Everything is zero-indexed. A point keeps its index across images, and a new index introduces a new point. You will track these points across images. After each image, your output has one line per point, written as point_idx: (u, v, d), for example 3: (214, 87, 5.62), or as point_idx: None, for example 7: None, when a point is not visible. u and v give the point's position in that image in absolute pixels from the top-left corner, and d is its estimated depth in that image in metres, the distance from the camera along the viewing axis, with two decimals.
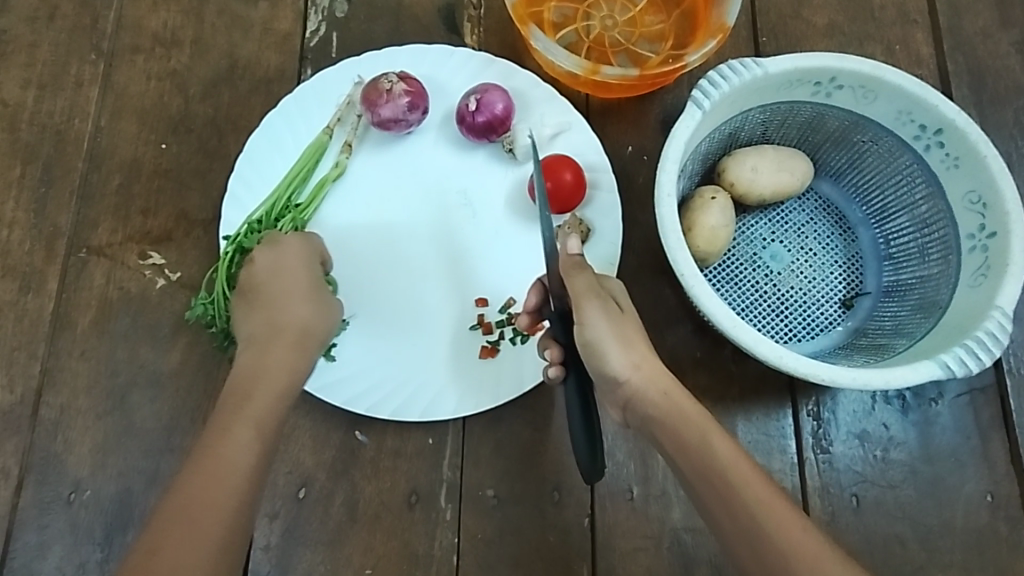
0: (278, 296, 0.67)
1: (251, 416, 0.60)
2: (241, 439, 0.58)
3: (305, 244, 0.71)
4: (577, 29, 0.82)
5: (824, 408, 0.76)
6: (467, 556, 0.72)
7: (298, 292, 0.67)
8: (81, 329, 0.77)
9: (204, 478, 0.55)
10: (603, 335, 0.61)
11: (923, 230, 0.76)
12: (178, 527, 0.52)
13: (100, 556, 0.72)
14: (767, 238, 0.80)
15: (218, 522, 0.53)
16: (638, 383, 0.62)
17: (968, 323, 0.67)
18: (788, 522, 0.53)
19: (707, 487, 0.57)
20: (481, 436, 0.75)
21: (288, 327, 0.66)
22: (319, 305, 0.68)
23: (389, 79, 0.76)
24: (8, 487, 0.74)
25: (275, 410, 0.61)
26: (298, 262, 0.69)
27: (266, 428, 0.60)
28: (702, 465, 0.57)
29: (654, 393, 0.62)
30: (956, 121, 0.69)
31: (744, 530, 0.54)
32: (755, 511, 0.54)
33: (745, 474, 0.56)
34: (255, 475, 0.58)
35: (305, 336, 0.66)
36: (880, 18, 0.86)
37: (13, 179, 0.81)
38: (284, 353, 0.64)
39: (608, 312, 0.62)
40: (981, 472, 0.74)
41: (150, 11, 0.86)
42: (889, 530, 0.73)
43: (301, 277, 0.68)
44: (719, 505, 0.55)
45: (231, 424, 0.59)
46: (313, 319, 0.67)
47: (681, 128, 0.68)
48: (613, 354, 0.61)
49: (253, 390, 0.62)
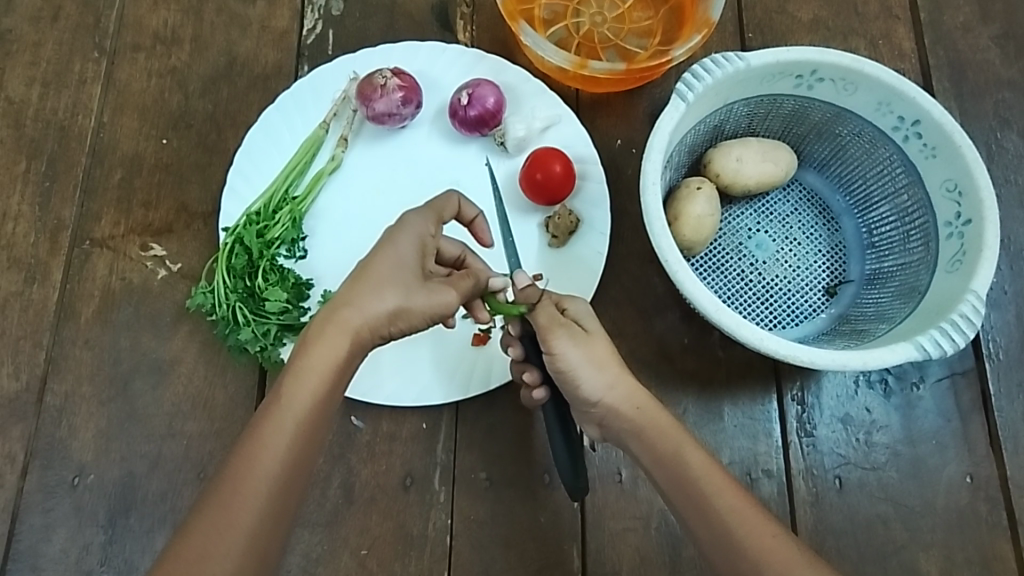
0: (360, 274, 0.60)
1: (303, 402, 0.56)
2: (284, 431, 0.55)
3: (415, 225, 0.63)
4: (567, 25, 0.85)
5: (808, 393, 0.78)
6: (461, 537, 0.75)
7: (381, 274, 0.60)
8: (84, 319, 0.79)
9: (246, 467, 0.54)
10: (578, 363, 0.62)
11: (904, 219, 0.78)
12: (206, 514, 0.53)
13: (104, 538, 0.75)
14: (753, 229, 0.82)
15: (249, 512, 0.53)
16: (614, 402, 0.62)
17: (943, 307, 0.69)
18: (758, 530, 0.54)
19: (681, 497, 0.58)
20: (475, 420, 0.77)
21: (356, 310, 0.59)
22: (401, 296, 0.60)
23: (383, 75, 0.78)
24: (14, 472, 0.76)
25: (324, 403, 0.57)
26: (398, 245, 0.61)
27: (315, 419, 0.56)
28: (674, 475, 0.58)
29: (628, 409, 0.62)
30: (932, 113, 0.71)
31: (716, 536, 0.55)
32: (727, 519, 0.55)
33: (716, 483, 0.57)
34: (304, 466, 0.56)
35: (368, 318, 0.59)
36: (863, 13, 0.88)
37: (18, 173, 0.84)
38: (338, 325, 0.58)
39: (577, 340, 0.62)
40: (961, 454, 0.76)
41: (151, 11, 0.88)
42: (872, 511, 0.75)
43: (394, 266, 0.60)
44: (693, 514, 0.57)
45: (279, 410, 0.56)
46: (391, 304, 0.59)
47: (665, 119, 0.70)
48: (588, 378, 0.62)
49: (298, 361, 0.57)
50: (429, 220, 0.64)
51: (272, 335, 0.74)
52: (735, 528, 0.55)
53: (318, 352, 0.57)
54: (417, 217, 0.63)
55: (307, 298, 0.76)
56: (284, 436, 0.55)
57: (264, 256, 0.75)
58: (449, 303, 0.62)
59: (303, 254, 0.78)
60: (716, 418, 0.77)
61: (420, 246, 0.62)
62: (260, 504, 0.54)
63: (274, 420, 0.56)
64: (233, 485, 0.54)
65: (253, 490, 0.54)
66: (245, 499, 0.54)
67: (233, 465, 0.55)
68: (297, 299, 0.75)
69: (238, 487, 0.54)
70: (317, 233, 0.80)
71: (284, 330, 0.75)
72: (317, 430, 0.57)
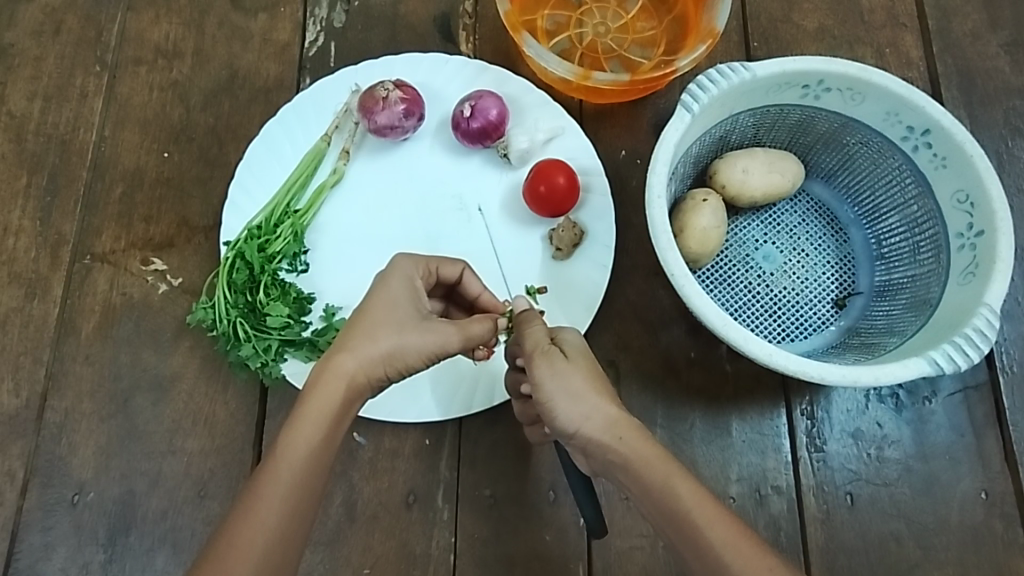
0: (355, 319, 0.60)
1: (301, 451, 0.55)
2: (281, 482, 0.54)
3: (404, 267, 0.63)
4: (570, 36, 0.84)
5: (818, 408, 0.77)
6: (464, 556, 0.73)
7: (376, 317, 0.60)
8: (85, 334, 0.79)
9: (244, 521, 0.53)
10: (554, 391, 0.60)
11: (913, 230, 0.77)
12: (206, 571, 0.52)
13: (104, 556, 0.74)
14: (760, 240, 0.81)
15: (246, 565, 0.52)
16: (590, 433, 0.58)
17: (957, 321, 0.67)
18: (754, 564, 0.51)
19: (674, 529, 0.54)
20: (478, 436, 0.76)
21: (349, 357, 0.58)
22: (399, 335, 0.59)
23: (384, 87, 0.77)
24: (14, 489, 0.75)
25: (320, 453, 0.55)
26: (390, 288, 0.62)
27: (312, 469, 0.55)
28: (664, 506, 0.55)
29: (608, 439, 0.58)
30: (942, 122, 0.70)
31: (711, 570, 0.52)
32: (720, 552, 0.52)
33: (710, 514, 0.53)
34: (303, 514, 0.55)
35: (367, 361, 0.58)
36: (870, 21, 0.86)
37: (20, 188, 0.83)
38: (335, 370, 0.57)
39: (553, 365, 0.61)
40: (975, 470, 0.75)
41: (153, 24, 0.88)
42: (884, 528, 0.74)
43: (389, 307, 0.61)
44: (685, 544, 0.53)
45: (275, 461, 0.55)
46: (388, 344, 0.59)
47: (670, 131, 0.69)
48: (561, 409, 0.59)
49: (297, 409, 0.56)
50: (418, 263, 0.64)
51: (273, 351, 0.73)
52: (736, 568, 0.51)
53: (315, 400, 0.57)
54: (408, 259, 0.64)
55: (309, 313, 0.75)
56: (280, 487, 0.54)
57: (266, 270, 0.75)
58: (449, 341, 0.61)
59: (304, 268, 0.78)
60: (724, 434, 0.76)
61: (411, 287, 0.63)
62: (259, 559, 0.52)
63: (271, 469, 0.55)
64: (229, 538, 0.53)
65: (250, 541, 0.52)
66: (242, 551, 0.52)
67: (232, 516, 0.54)
68: (298, 314, 0.74)
69: (233, 540, 0.52)
70: (319, 247, 0.79)
71: (285, 346, 0.74)
72: (315, 480, 0.55)
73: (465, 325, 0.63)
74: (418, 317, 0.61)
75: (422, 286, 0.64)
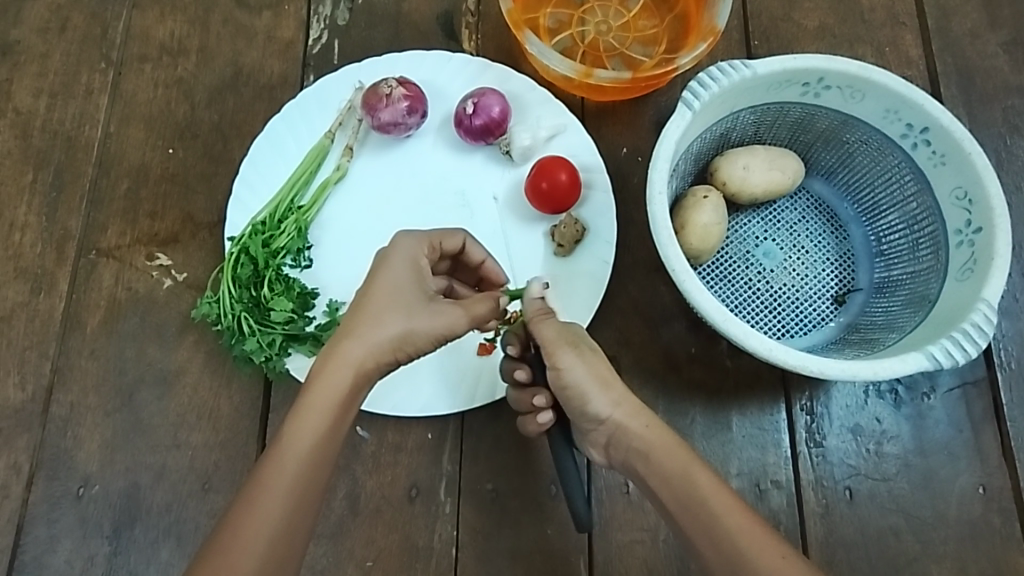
0: (360, 305, 0.60)
1: (306, 442, 0.56)
2: (287, 473, 0.55)
3: (407, 247, 0.63)
4: (572, 34, 0.84)
5: (817, 403, 0.77)
6: (466, 549, 0.74)
7: (381, 302, 0.60)
8: (90, 329, 0.79)
9: (250, 511, 0.54)
10: (584, 380, 0.62)
11: (913, 226, 0.77)
12: (209, 563, 0.52)
13: (109, 549, 0.74)
14: (759, 237, 0.81)
15: (251, 556, 0.53)
16: (622, 419, 0.62)
17: (955, 316, 0.68)
18: (768, 551, 0.52)
19: (689, 518, 0.56)
20: (480, 430, 0.77)
21: (356, 345, 0.59)
22: (406, 321, 0.60)
23: (388, 84, 0.77)
24: (20, 482, 0.76)
25: (325, 444, 0.56)
26: (393, 271, 0.62)
27: (317, 461, 0.56)
28: (682, 495, 0.57)
29: (638, 426, 0.61)
30: (941, 120, 0.71)
31: (725, 557, 0.53)
32: (734, 537, 0.53)
33: (725, 502, 0.55)
34: (307, 508, 0.55)
35: (374, 349, 0.59)
36: (870, 20, 0.87)
37: (25, 184, 0.84)
38: (342, 359, 0.58)
39: (581, 355, 0.63)
40: (973, 465, 0.75)
41: (158, 21, 0.89)
42: (883, 522, 0.74)
43: (392, 291, 0.61)
44: (698, 530, 0.55)
45: (281, 451, 0.56)
46: (396, 330, 0.60)
47: (671, 128, 0.69)
48: (595, 397, 0.62)
49: (303, 399, 0.57)
50: (420, 241, 0.64)
51: (277, 346, 0.73)
52: (748, 551, 0.52)
53: (322, 389, 0.57)
54: (411, 238, 0.64)
55: (313, 309, 0.76)
56: (285, 479, 0.55)
57: (270, 266, 0.75)
58: (456, 323, 0.62)
59: (308, 264, 0.78)
60: (725, 428, 0.77)
61: (414, 267, 0.62)
62: (264, 551, 0.53)
63: (276, 460, 0.55)
64: (233, 529, 0.53)
65: (253, 532, 0.53)
66: (247, 541, 0.53)
67: (236, 508, 0.54)
68: (302, 309, 0.75)
69: (237, 531, 0.53)
70: (323, 243, 0.79)
71: (289, 341, 0.74)
72: (319, 471, 0.56)
73: (470, 306, 0.63)
74: (423, 298, 0.61)
75: (426, 264, 0.64)
